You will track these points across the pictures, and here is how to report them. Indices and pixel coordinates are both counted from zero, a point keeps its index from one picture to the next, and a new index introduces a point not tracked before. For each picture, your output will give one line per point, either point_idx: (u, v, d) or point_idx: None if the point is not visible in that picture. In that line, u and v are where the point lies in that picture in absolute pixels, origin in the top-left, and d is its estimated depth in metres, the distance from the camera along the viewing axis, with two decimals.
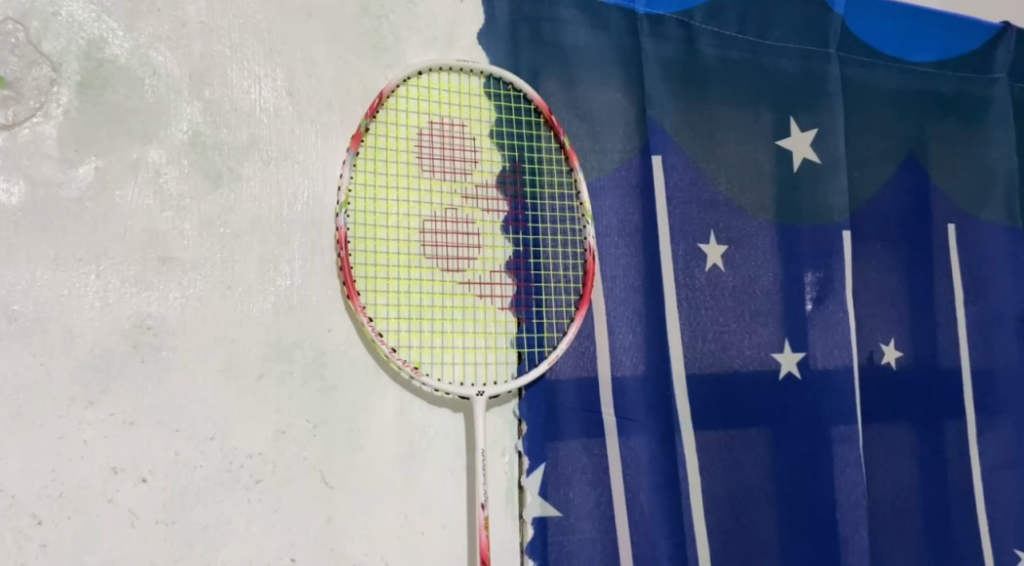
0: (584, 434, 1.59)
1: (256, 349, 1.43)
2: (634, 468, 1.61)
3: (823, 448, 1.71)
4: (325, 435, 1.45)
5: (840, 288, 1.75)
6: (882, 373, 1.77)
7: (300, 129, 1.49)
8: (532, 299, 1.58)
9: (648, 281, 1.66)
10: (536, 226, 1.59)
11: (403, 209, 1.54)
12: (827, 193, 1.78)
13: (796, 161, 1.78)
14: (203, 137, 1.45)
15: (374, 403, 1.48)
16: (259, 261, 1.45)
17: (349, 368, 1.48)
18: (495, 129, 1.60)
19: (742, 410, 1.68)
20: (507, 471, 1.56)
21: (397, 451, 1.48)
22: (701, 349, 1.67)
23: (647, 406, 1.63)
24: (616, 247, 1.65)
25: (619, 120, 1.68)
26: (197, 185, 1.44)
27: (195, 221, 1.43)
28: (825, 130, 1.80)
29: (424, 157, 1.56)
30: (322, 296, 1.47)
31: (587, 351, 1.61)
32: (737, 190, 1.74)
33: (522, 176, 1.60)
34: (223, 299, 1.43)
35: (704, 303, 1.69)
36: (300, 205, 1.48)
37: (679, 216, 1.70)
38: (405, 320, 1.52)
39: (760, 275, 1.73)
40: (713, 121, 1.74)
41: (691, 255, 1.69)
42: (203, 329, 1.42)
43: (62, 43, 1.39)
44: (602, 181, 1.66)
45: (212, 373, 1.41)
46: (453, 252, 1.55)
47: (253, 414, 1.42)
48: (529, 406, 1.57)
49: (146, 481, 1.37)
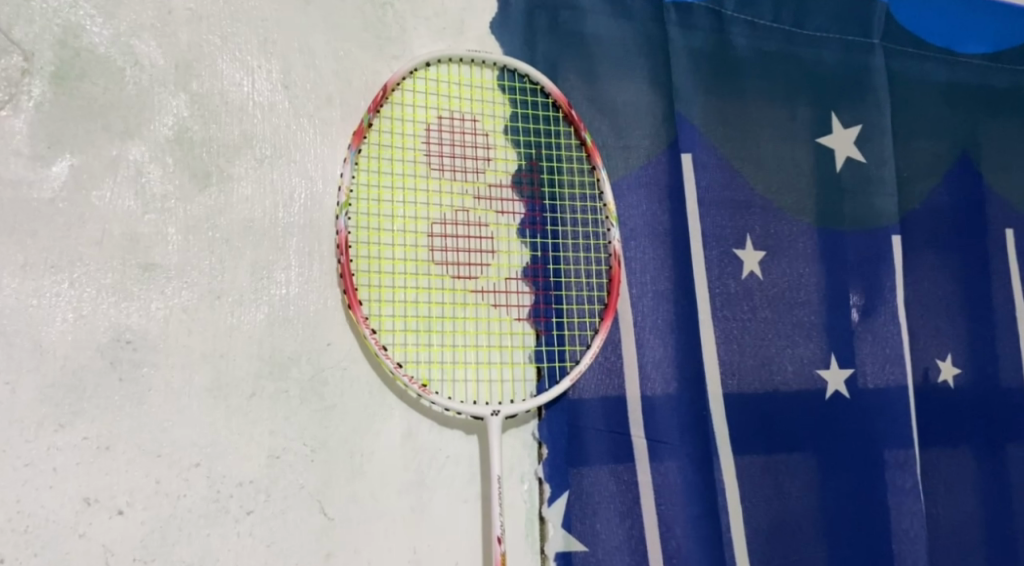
0: (611, 458, 1.45)
1: (248, 366, 1.30)
2: (668, 497, 1.46)
3: (874, 475, 1.55)
4: (323, 461, 1.31)
5: (891, 299, 1.60)
6: (937, 391, 1.62)
7: (296, 124, 1.37)
8: (552, 309, 1.44)
9: (679, 291, 1.52)
10: (556, 229, 1.46)
11: (409, 212, 1.41)
12: (874, 193, 1.63)
13: (838, 159, 1.64)
14: (189, 133, 1.32)
15: (379, 425, 1.34)
16: (251, 269, 1.32)
17: (350, 387, 1.34)
18: (510, 125, 1.47)
19: (784, 432, 1.53)
20: (526, 500, 1.43)
21: (403, 479, 1.34)
22: (738, 365, 1.53)
23: (682, 428, 1.48)
24: (644, 253, 1.52)
25: (644, 115, 1.55)
26: (183, 184, 1.31)
27: (181, 225, 1.30)
28: (871, 125, 1.65)
29: (432, 155, 1.43)
30: (321, 308, 1.34)
31: (613, 367, 1.47)
32: (774, 190, 1.60)
33: (540, 176, 1.47)
34: (210, 310, 1.30)
35: (741, 315, 1.54)
36: (296, 207, 1.35)
37: (711, 221, 1.56)
38: (412, 332, 1.39)
39: (801, 284, 1.58)
40: (746, 118, 1.60)
41: (725, 263, 1.55)
42: (189, 343, 1.28)
43: (36, 30, 1.27)
44: (627, 181, 1.53)
45: (199, 392, 1.28)
46: (465, 258, 1.43)
47: (243, 438, 1.29)
48: (550, 427, 1.44)
49: (122, 513, 1.23)
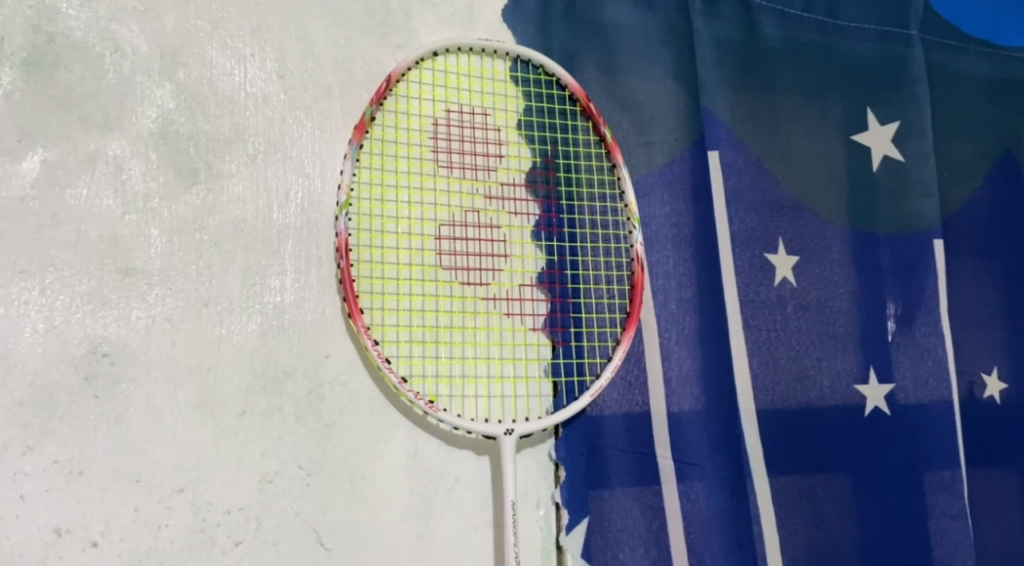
0: (634, 480, 1.34)
1: (238, 382, 1.19)
2: (697, 523, 1.35)
3: (916, 498, 1.43)
4: (320, 485, 1.20)
5: (934, 309, 1.49)
6: (984, 408, 1.49)
7: (292, 117, 1.25)
8: (570, 319, 1.33)
9: (706, 300, 1.41)
10: (573, 232, 1.35)
11: (415, 213, 1.30)
12: (915, 193, 1.52)
13: (875, 158, 1.52)
14: (174, 125, 1.20)
15: (382, 446, 1.23)
16: (242, 275, 1.21)
17: (350, 403, 1.23)
18: (524, 119, 1.36)
19: (821, 452, 1.41)
20: (542, 528, 1.31)
21: (408, 504, 1.23)
22: (771, 380, 1.41)
23: (712, 448, 1.37)
24: (669, 258, 1.41)
25: (668, 110, 1.44)
26: (168, 182, 1.19)
27: (164, 226, 1.19)
28: (910, 118, 1.54)
29: (439, 151, 1.32)
30: (319, 317, 1.23)
31: (634, 380, 1.36)
32: (807, 191, 1.49)
33: (556, 174, 1.36)
34: (197, 320, 1.18)
35: (774, 325, 1.43)
36: (292, 208, 1.23)
37: (740, 223, 1.44)
38: (418, 343, 1.28)
39: (837, 293, 1.47)
40: (776, 114, 1.49)
41: (756, 269, 1.43)
42: (173, 357, 1.17)
43: (6, 13, 1.16)
44: (650, 180, 1.42)
45: (183, 409, 1.16)
46: (475, 263, 1.31)
47: (231, 460, 1.17)
48: (567, 447, 1.33)
49: (97, 545, 1.12)
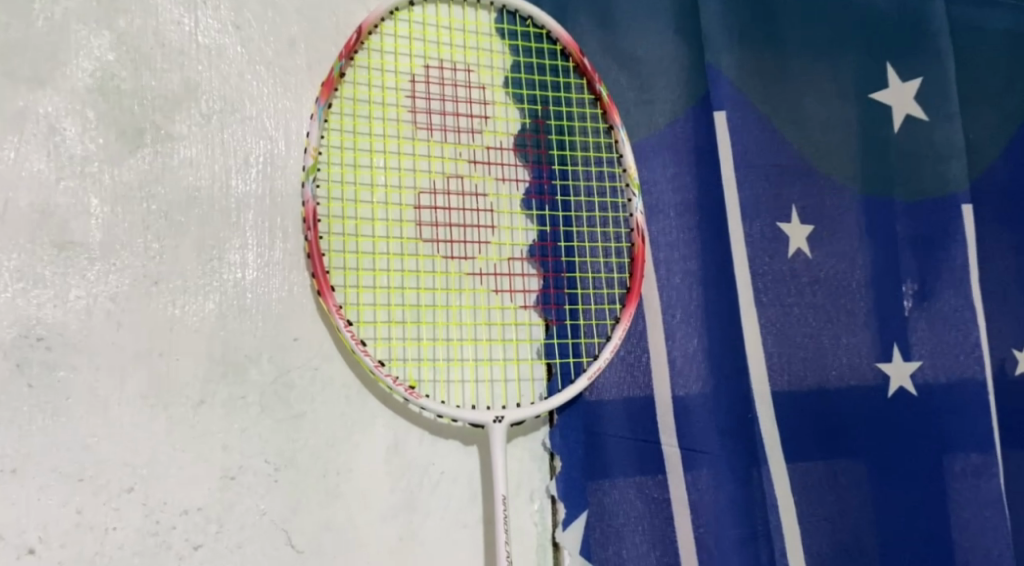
0: (637, 470, 1.22)
1: (193, 369, 1.07)
2: (706, 517, 1.23)
3: (948, 485, 1.31)
4: (289, 482, 1.09)
5: (963, 283, 1.36)
6: (1018, 386, 1.36)
7: (251, 72, 1.12)
8: (565, 295, 1.20)
9: (714, 273, 1.28)
10: (567, 200, 1.22)
11: (391, 180, 1.18)
12: (940, 154, 1.38)
13: (895, 118, 1.38)
14: (115, 81, 1.08)
15: (359, 438, 1.11)
16: (198, 248, 1.08)
17: (322, 391, 1.11)
18: (512, 76, 1.23)
19: (842, 436, 1.29)
20: (538, 523, 1.22)
21: (389, 502, 1.12)
22: (787, 360, 1.29)
23: (723, 434, 1.25)
24: (672, 227, 1.28)
25: (670, 65, 1.31)
26: (109, 144, 1.07)
27: (106, 194, 1.06)
28: (934, 70, 1.39)
29: (418, 111, 1.19)
30: (286, 297, 1.11)
31: (636, 362, 1.24)
32: (821, 154, 1.35)
33: (548, 136, 1.23)
34: (145, 299, 1.06)
35: (789, 300, 1.31)
36: (253, 174, 1.11)
37: (750, 190, 1.31)
38: (397, 324, 1.16)
39: (857, 263, 1.34)
40: (788, 70, 1.35)
41: (769, 239, 1.31)
42: (118, 341, 1.05)
43: None
44: (651, 142, 1.29)
45: (131, 399, 1.04)
46: (459, 235, 1.19)
47: (187, 456, 1.06)
48: (563, 436, 1.21)
49: (33, 553, 1.00)
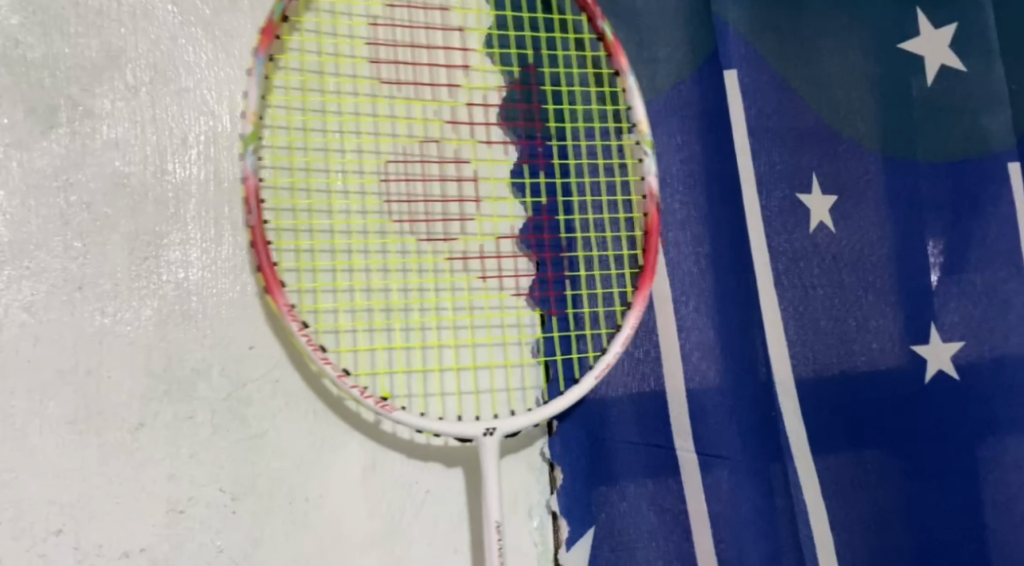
0: (649, 478, 1.08)
1: (128, 386, 0.91)
2: (728, 529, 1.08)
3: (1008, 478, 1.13)
4: (249, 512, 0.93)
5: (1016, 247, 1.16)
6: None
7: (185, 35, 0.96)
8: (563, 284, 1.05)
9: (730, 255, 1.12)
10: (564, 175, 1.07)
11: (352, 161, 1.01)
12: (977, 104, 1.18)
13: (927, 70, 1.18)
14: (19, 49, 0.92)
15: (329, 458, 0.96)
16: (129, 245, 0.93)
17: (285, 406, 0.95)
18: (491, 36, 1.06)
19: (882, 432, 1.13)
20: (538, 543, 1.07)
21: (366, 530, 0.97)
22: (815, 347, 1.13)
23: (744, 435, 1.10)
24: (682, 202, 1.13)
25: (672, 11, 1.15)
26: (16, 124, 0.91)
27: (14, 185, 0.91)
28: (973, 10, 1.18)
29: (382, 80, 1.03)
30: (237, 298, 0.95)
31: (644, 356, 1.10)
32: (841, 115, 1.17)
33: (538, 104, 1.07)
34: (68, 306, 0.91)
35: (813, 282, 1.14)
36: (193, 155, 0.95)
37: (767, 159, 1.15)
38: (363, 326, 1.00)
39: (887, 237, 1.16)
40: (801, 19, 1.17)
41: (788, 213, 1.15)
42: (38, 358, 0.90)
43: None
44: (655, 108, 1.14)
45: (57, 426, 0.90)
46: (434, 224, 1.03)
47: (127, 488, 0.91)
48: (564, 445, 1.07)
49: None
